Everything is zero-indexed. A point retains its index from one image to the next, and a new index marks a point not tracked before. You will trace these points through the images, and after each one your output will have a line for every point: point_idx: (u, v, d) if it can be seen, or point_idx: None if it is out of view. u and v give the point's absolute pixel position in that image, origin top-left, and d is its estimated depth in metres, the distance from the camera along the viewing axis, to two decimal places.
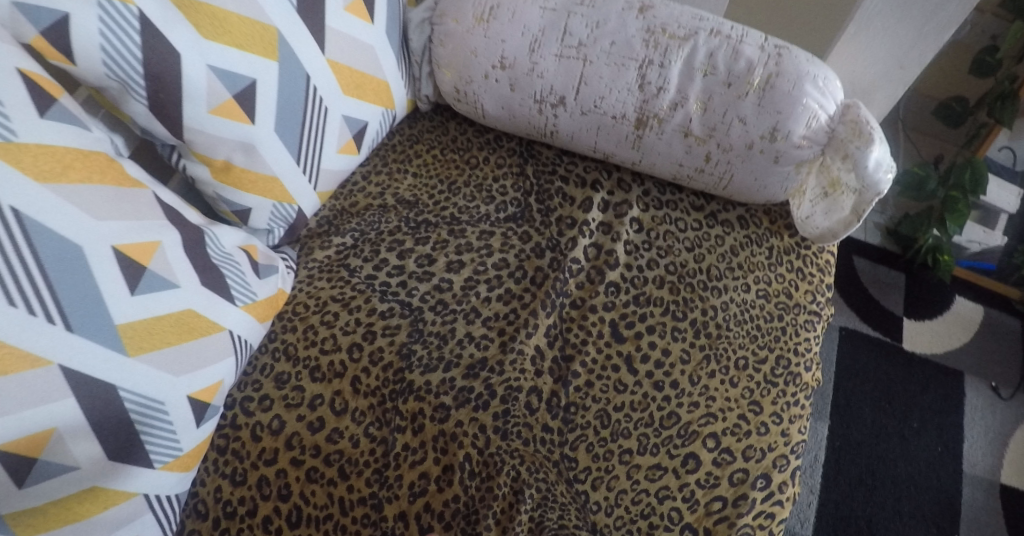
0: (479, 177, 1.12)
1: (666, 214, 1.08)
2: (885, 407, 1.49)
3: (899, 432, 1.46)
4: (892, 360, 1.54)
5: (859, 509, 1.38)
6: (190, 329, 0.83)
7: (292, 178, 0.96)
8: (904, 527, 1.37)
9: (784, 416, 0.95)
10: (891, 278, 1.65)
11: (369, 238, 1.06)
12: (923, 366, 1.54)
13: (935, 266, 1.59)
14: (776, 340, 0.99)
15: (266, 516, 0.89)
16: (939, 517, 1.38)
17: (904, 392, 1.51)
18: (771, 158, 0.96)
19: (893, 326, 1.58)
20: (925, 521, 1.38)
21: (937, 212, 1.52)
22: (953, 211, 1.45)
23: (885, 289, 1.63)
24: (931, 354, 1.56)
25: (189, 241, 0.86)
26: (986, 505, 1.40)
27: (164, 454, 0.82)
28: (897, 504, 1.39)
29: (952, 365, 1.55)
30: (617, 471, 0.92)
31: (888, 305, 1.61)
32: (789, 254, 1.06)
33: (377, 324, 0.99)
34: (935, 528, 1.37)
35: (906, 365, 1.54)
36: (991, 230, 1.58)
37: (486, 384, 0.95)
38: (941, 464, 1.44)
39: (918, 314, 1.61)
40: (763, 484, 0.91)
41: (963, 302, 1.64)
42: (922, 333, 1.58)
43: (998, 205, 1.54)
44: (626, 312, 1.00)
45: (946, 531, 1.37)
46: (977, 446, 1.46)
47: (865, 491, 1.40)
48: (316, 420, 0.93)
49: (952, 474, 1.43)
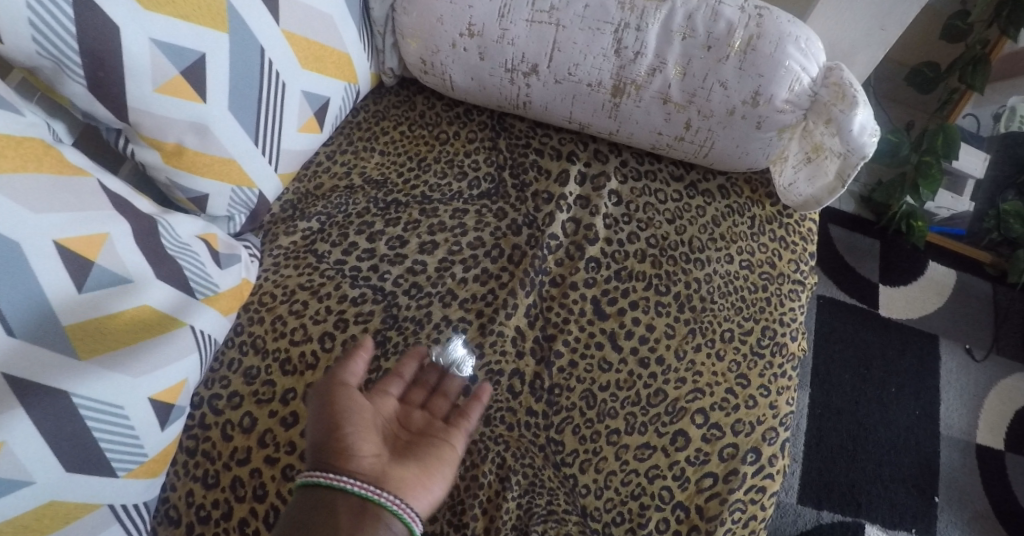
0: (450, 152, 1.06)
1: (645, 186, 1.04)
2: (864, 372, 1.48)
3: (878, 397, 1.46)
4: (869, 325, 1.54)
5: (843, 475, 1.38)
6: (147, 326, 0.78)
7: (251, 160, 0.90)
8: (886, 490, 1.37)
9: (772, 388, 0.93)
10: (868, 244, 1.64)
11: (336, 221, 1.00)
12: (900, 329, 1.54)
13: (908, 232, 1.57)
14: (761, 312, 0.97)
15: (242, 518, 0.85)
16: (919, 478, 1.39)
17: (882, 357, 1.51)
18: (753, 124, 0.92)
19: (869, 291, 1.58)
20: (906, 483, 1.39)
21: (909, 177, 1.47)
22: (926, 176, 1.42)
23: (862, 256, 1.62)
24: (906, 318, 1.56)
25: (141, 232, 0.80)
26: (963, 465, 1.42)
27: (127, 461, 0.77)
28: (878, 468, 1.39)
29: (927, 329, 1.55)
30: (605, 453, 0.89)
31: (865, 272, 1.60)
32: (771, 223, 1.04)
33: (349, 312, 0.94)
34: (915, 489, 1.38)
35: (883, 329, 1.54)
36: (959, 196, 1.58)
37: (466, 369, 0.91)
38: (919, 426, 1.44)
39: (894, 278, 1.60)
40: (754, 458, 0.89)
41: (936, 268, 1.63)
42: (898, 298, 1.58)
43: (966, 171, 1.54)
44: (607, 288, 0.96)
45: (926, 491, 1.38)
46: (953, 407, 1.47)
47: (848, 457, 1.40)
48: (289, 415, 0.88)
49: (931, 435, 1.44)
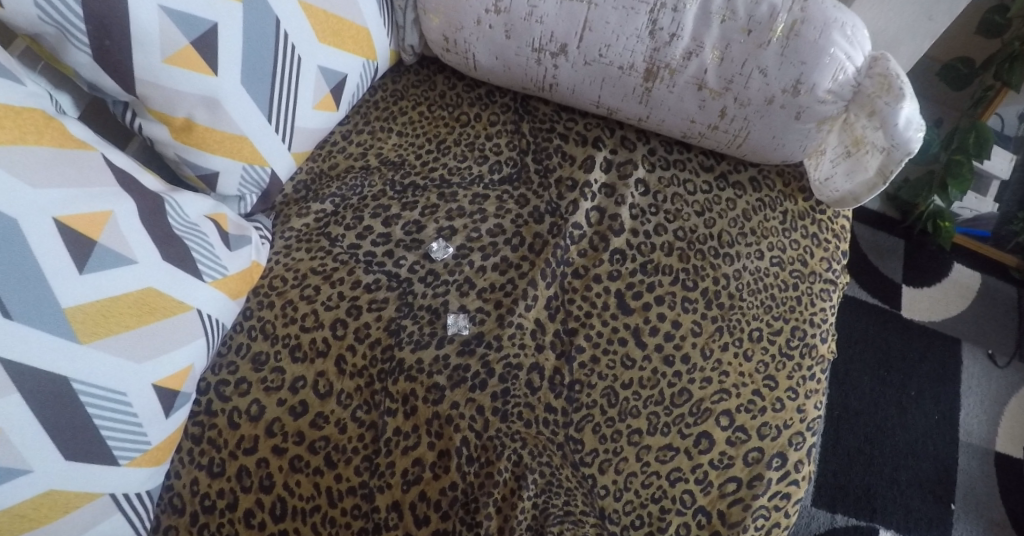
0: (471, 135, 1.02)
1: (674, 175, 0.99)
2: (884, 375, 1.44)
3: (899, 399, 1.42)
4: (891, 327, 1.50)
5: (859, 477, 1.34)
6: (151, 309, 0.74)
7: (263, 138, 0.86)
8: (902, 495, 1.33)
9: (800, 391, 0.89)
10: (892, 243, 1.59)
11: (351, 204, 0.97)
12: (923, 331, 1.50)
13: (935, 232, 1.52)
14: (791, 311, 0.93)
15: (248, 509, 0.82)
16: (936, 484, 1.35)
17: (902, 359, 1.46)
18: (792, 114, 0.88)
19: (892, 292, 1.54)
20: (923, 489, 1.34)
21: (938, 177, 1.43)
22: (956, 176, 1.37)
23: (885, 255, 1.58)
24: (930, 321, 1.51)
25: (147, 211, 0.76)
26: (982, 472, 1.37)
27: (130, 449, 0.74)
28: (894, 472, 1.35)
29: (951, 332, 1.51)
30: (626, 453, 0.85)
31: (888, 271, 1.56)
32: (804, 219, 0.99)
33: (363, 299, 0.91)
34: (932, 495, 1.34)
35: (904, 331, 1.49)
36: (982, 196, 1.52)
37: (483, 361, 0.88)
38: (939, 432, 1.40)
39: (918, 279, 1.55)
40: (779, 463, 0.85)
41: (961, 270, 1.58)
42: (921, 299, 1.54)
43: (991, 171, 1.47)
44: (632, 281, 0.92)
45: (944, 498, 1.34)
46: (973, 414, 1.43)
47: (865, 460, 1.36)
48: (298, 404, 0.86)
49: (951, 441, 1.39)
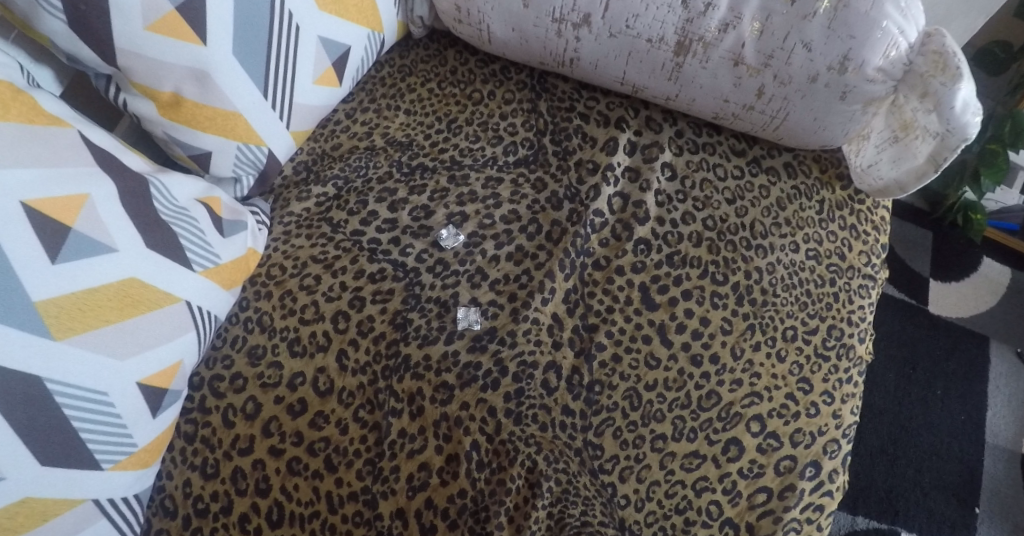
0: (484, 113, 0.95)
1: (703, 159, 0.92)
2: (910, 372, 1.36)
3: (924, 399, 1.33)
4: (917, 323, 1.41)
5: (881, 479, 1.26)
6: (135, 302, 0.68)
7: (259, 115, 0.80)
8: (926, 498, 1.25)
9: (836, 395, 0.82)
10: (919, 236, 1.51)
11: (355, 187, 0.90)
12: (949, 329, 1.41)
13: (965, 224, 1.43)
14: (828, 309, 0.86)
15: (243, 514, 0.76)
16: (960, 487, 1.26)
17: (929, 357, 1.38)
18: (837, 94, 0.80)
19: (918, 287, 1.45)
20: (946, 492, 1.26)
21: (971, 166, 1.34)
22: (989, 166, 1.27)
23: (912, 248, 1.49)
24: (957, 318, 1.42)
25: (130, 193, 0.70)
26: (1007, 476, 1.28)
27: (114, 453, 0.69)
28: (918, 474, 1.27)
29: (978, 329, 1.41)
30: (649, 460, 0.79)
31: (914, 265, 1.47)
32: (842, 209, 0.92)
33: (366, 289, 0.84)
34: (955, 499, 1.25)
35: (930, 327, 1.41)
36: (1010, 189, 1.40)
37: (495, 359, 0.81)
38: (964, 433, 1.31)
39: (945, 273, 1.46)
40: (813, 473, 0.78)
41: (991, 265, 1.48)
42: (948, 294, 1.44)
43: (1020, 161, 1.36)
44: (657, 274, 0.86)
45: (967, 501, 1.25)
46: (1000, 414, 1.33)
47: (887, 461, 1.28)
48: (297, 402, 0.80)
49: (977, 442, 1.30)
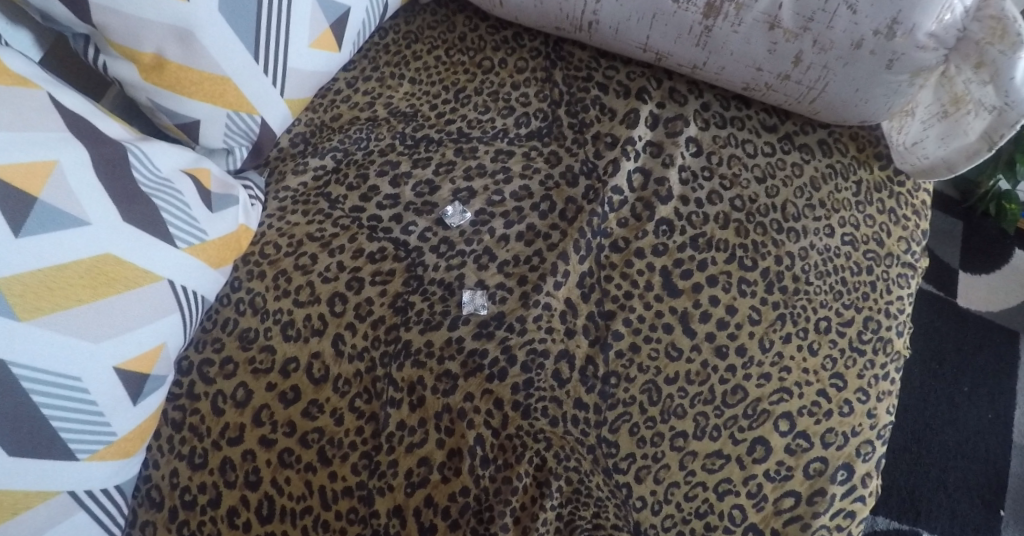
0: (495, 83, 0.88)
1: (731, 135, 0.85)
2: (936, 368, 1.27)
3: (948, 395, 1.24)
4: (945, 316, 1.32)
5: (903, 478, 1.18)
6: (110, 279, 0.63)
7: (250, 80, 0.74)
8: (950, 499, 1.16)
9: (872, 393, 0.75)
10: (948, 224, 1.41)
11: (355, 160, 0.84)
12: (977, 321, 1.31)
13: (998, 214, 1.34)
14: (864, 299, 0.79)
15: (232, 507, 0.71)
16: (986, 489, 1.17)
17: (956, 352, 1.28)
18: (883, 62, 0.73)
19: (946, 278, 1.36)
20: (971, 493, 1.17)
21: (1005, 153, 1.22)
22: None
23: (940, 238, 1.40)
24: (987, 312, 1.32)
25: (105, 162, 0.64)
26: None
27: (90, 442, 0.64)
28: (942, 474, 1.18)
29: (1009, 324, 1.31)
30: (667, 460, 0.72)
31: (941, 256, 1.38)
32: (880, 191, 0.85)
33: (365, 270, 0.78)
34: (980, 501, 1.16)
35: (959, 325, 1.31)
36: None
37: (503, 346, 0.75)
38: (991, 433, 1.22)
39: (974, 264, 1.37)
40: (844, 476, 0.72)
41: None
42: (976, 286, 1.35)
43: None
44: (680, 257, 0.79)
45: (993, 503, 1.16)
46: None
47: (910, 459, 1.19)
48: (290, 390, 0.74)
49: (1004, 443, 1.21)
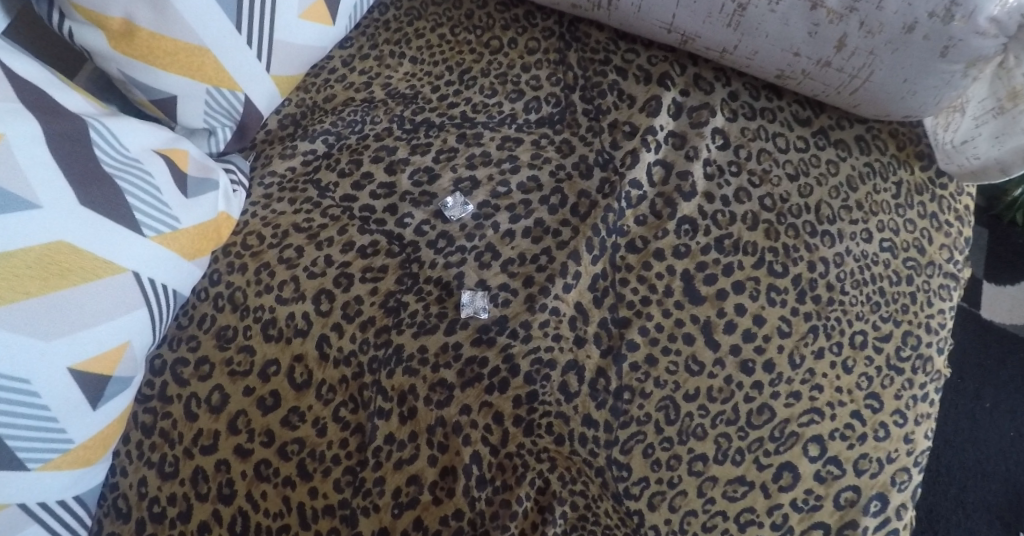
0: (504, 64, 0.81)
1: (760, 127, 0.78)
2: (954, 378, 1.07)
3: (968, 411, 1.05)
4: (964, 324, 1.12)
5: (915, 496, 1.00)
6: (64, 271, 0.56)
7: (231, 51, 0.67)
8: (968, 520, 0.98)
9: (910, 416, 0.68)
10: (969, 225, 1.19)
11: (348, 144, 0.77)
12: (1004, 336, 1.10)
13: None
14: (904, 311, 0.72)
15: (203, 523, 0.64)
16: (1008, 511, 0.98)
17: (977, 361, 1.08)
18: (937, 48, 0.65)
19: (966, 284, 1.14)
20: (990, 513, 0.98)
21: None
22: None
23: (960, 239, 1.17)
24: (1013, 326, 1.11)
25: (63, 138, 0.57)
26: None
27: (43, 450, 0.57)
28: (962, 493, 1.00)
29: None
30: (684, 485, 0.65)
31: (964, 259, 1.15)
32: (922, 193, 0.77)
33: (355, 265, 0.71)
34: (1000, 523, 0.98)
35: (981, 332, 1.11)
36: None
37: (504, 355, 0.68)
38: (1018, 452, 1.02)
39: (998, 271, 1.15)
40: (878, 508, 0.64)
41: None
42: (1001, 296, 1.13)
43: None
44: (704, 260, 0.72)
45: (1015, 525, 0.97)
46: None
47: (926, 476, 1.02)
48: (269, 395, 0.67)
49: None
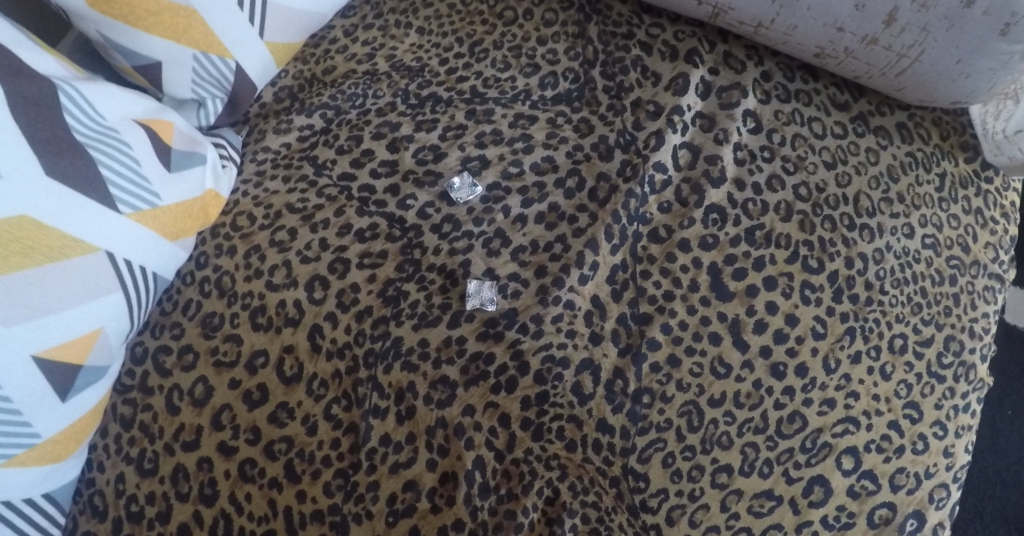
0: (518, 36, 0.75)
1: (796, 111, 0.72)
2: None
3: (989, 416, 0.96)
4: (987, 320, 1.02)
5: None
6: (27, 249, 0.50)
7: (219, 12, 0.61)
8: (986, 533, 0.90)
9: (950, 427, 0.62)
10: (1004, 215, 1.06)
11: (347, 120, 0.72)
12: None
13: None
14: (947, 314, 0.66)
15: (183, 525, 0.59)
16: None
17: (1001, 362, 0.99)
18: (997, 26, 0.59)
19: None
20: (1011, 526, 0.90)
21: None
22: None
23: None
24: None
25: (29, 103, 0.52)
26: None
27: (7, 446, 0.52)
28: (978, 502, 0.92)
29: None
30: (706, 498, 0.59)
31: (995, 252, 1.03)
32: (966, 187, 0.71)
33: (353, 250, 0.66)
34: None
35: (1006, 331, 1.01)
36: None
37: (513, 351, 0.62)
38: None
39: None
40: (915, 527, 0.59)
41: None
42: None
43: None
44: (732, 252, 0.66)
45: None
46: None
47: None
48: (256, 389, 0.62)
49: None
